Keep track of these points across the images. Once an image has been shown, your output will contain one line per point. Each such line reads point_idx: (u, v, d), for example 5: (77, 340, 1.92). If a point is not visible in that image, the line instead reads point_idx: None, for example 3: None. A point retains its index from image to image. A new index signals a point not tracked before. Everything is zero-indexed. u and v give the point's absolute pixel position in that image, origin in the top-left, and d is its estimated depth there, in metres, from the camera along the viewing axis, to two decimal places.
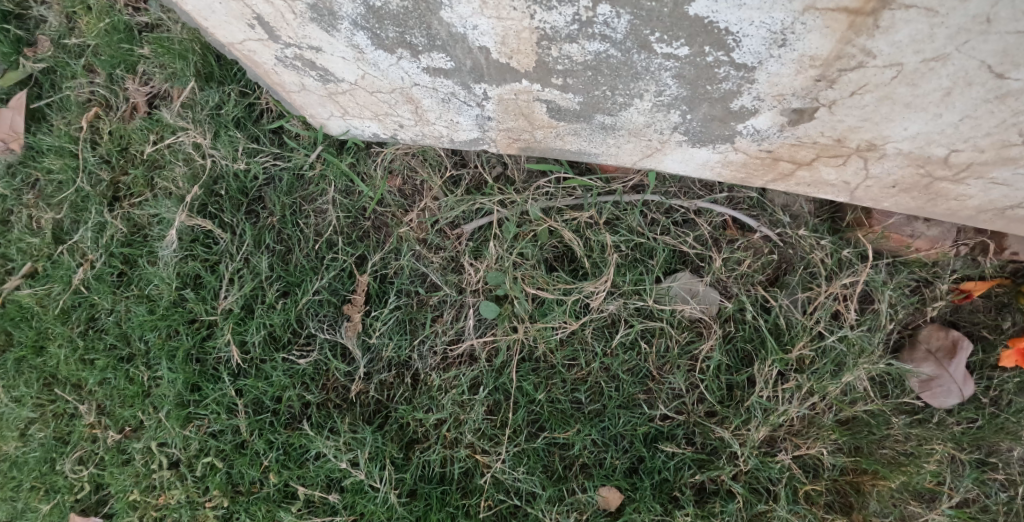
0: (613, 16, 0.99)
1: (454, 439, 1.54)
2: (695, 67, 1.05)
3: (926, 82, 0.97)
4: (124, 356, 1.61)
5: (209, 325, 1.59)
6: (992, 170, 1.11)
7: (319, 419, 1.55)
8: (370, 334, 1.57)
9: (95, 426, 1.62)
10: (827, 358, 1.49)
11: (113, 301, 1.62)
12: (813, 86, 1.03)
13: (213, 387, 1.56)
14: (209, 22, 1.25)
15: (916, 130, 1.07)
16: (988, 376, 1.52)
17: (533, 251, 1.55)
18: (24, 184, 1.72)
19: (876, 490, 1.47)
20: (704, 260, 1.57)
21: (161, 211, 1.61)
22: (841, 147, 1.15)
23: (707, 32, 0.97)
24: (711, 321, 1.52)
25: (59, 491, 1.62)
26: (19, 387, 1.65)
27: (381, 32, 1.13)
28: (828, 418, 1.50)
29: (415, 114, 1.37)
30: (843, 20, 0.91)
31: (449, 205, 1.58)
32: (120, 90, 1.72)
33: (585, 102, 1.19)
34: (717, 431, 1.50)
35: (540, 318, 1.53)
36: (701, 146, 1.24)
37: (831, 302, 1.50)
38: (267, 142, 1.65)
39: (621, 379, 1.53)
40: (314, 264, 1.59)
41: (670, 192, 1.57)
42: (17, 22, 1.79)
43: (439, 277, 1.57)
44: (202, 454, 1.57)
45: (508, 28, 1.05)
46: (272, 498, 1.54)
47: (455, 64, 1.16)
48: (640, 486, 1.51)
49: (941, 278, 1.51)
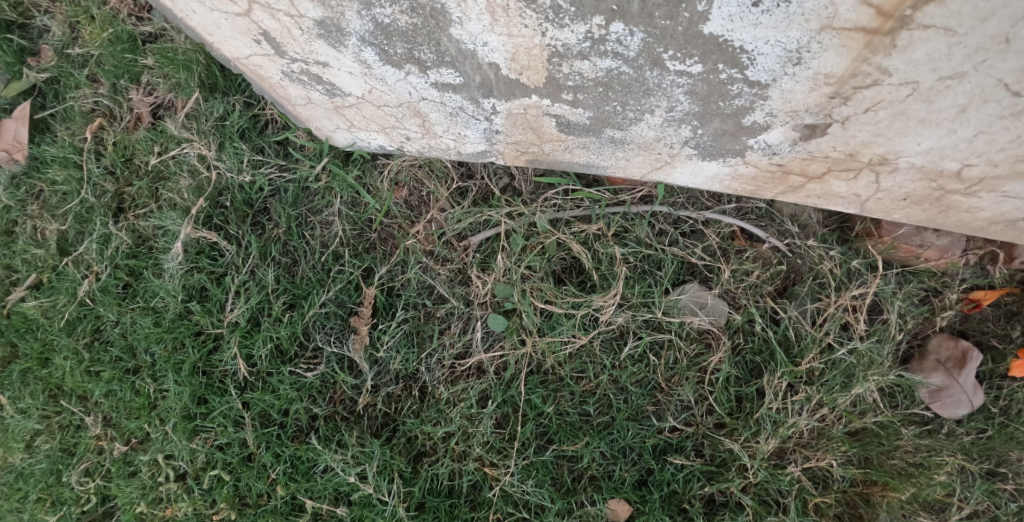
0: (626, 34, 0.98)
1: (462, 452, 1.54)
2: (707, 84, 1.04)
3: (941, 99, 0.96)
4: (130, 368, 1.61)
5: (215, 338, 1.59)
6: (1005, 184, 1.10)
7: (327, 432, 1.55)
8: (377, 347, 1.56)
9: (101, 438, 1.61)
10: (837, 369, 1.48)
11: (118, 313, 1.61)
12: (827, 102, 1.02)
13: (220, 400, 1.55)
14: (214, 37, 1.25)
15: (929, 145, 1.06)
16: (998, 386, 1.51)
17: (541, 264, 1.54)
18: (28, 195, 1.71)
19: (886, 501, 1.46)
20: (712, 271, 1.56)
21: (166, 223, 1.60)
22: (852, 161, 1.14)
23: (721, 50, 0.97)
24: (720, 332, 1.52)
25: (65, 503, 1.61)
26: (24, 398, 1.64)
27: (390, 48, 1.12)
28: (838, 430, 1.49)
29: (423, 128, 1.37)
30: (860, 39, 0.90)
31: (456, 217, 1.58)
32: (124, 100, 1.71)
33: (595, 116, 1.18)
34: (727, 443, 1.49)
35: (548, 330, 1.53)
36: (711, 160, 1.24)
37: (841, 313, 1.48)
38: (272, 153, 1.64)
39: (629, 391, 1.52)
40: (320, 276, 1.58)
41: (677, 203, 1.56)
42: (20, 32, 1.78)
43: (447, 289, 1.56)
44: (209, 467, 1.56)
45: (519, 45, 1.04)
46: (279, 510, 1.54)
47: (465, 80, 1.16)
48: (649, 499, 1.50)
49: (950, 287, 1.49)
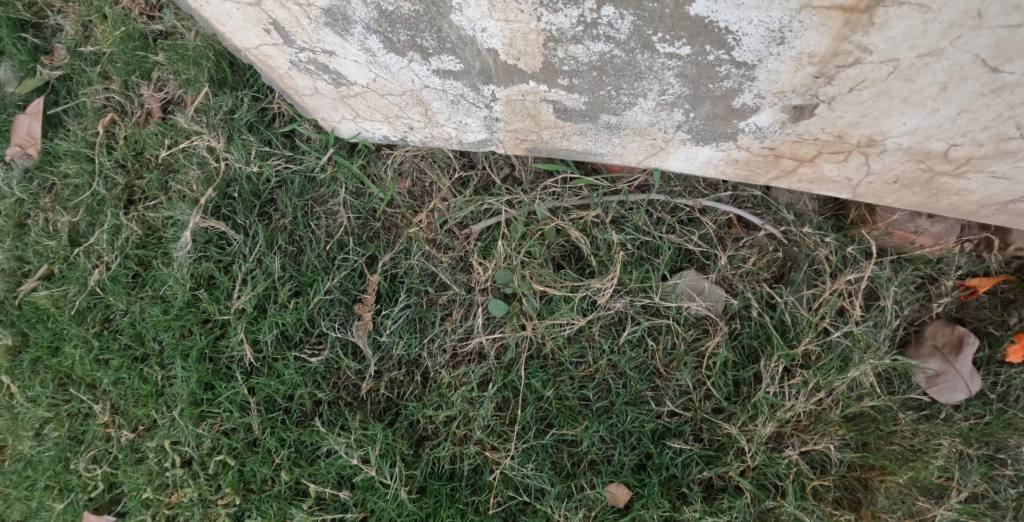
0: (617, 17, 1.01)
1: (463, 436, 1.57)
2: (697, 66, 1.08)
3: (922, 77, 0.99)
4: (138, 356, 1.64)
5: (222, 325, 1.62)
6: (992, 164, 1.13)
7: (331, 417, 1.58)
8: (380, 332, 1.59)
9: (109, 425, 1.64)
10: (832, 353, 1.50)
11: (127, 303, 1.64)
12: (813, 82, 1.05)
13: (226, 385, 1.59)
14: (226, 27, 1.28)
15: (914, 125, 1.09)
16: (995, 372, 1.52)
17: (541, 250, 1.57)
18: (40, 189, 1.76)
19: (884, 486, 1.47)
20: (709, 258, 1.59)
21: (176, 213, 1.64)
22: (841, 143, 1.17)
23: (707, 31, 1.00)
24: (716, 318, 1.54)
25: (73, 490, 1.65)
26: (34, 387, 1.68)
27: (393, 35, 1.16)
28: (835, 414, 1.50)
29: (425, 117, 1.40)
30: (839, 18, 0.93)
31: (459, 206, 1.61)
32: (135, 96, 1.75)
33: (591, 102, 1.22)
34: (724, 427, 1.51)
35: (548, 315, 1.56)
36: (705, 144, 1.27)
37: (836, 299, 1.51)
38: (280, 145, 1.68)
39: (628, 376, 1.55)
40: (326, 264, 1.62)
41: (675, 191, 1.59)
42: (34, 31, 1.84)
43: (449, 276, 1.60)
44: (215, 452, 1.59)
45: (516, 31, 1.08)
46: (283, 495, 1.56)
47: (465, 66, 1.20)
48: (648, 483, 1.53)
49: (946, 274, 1.51)
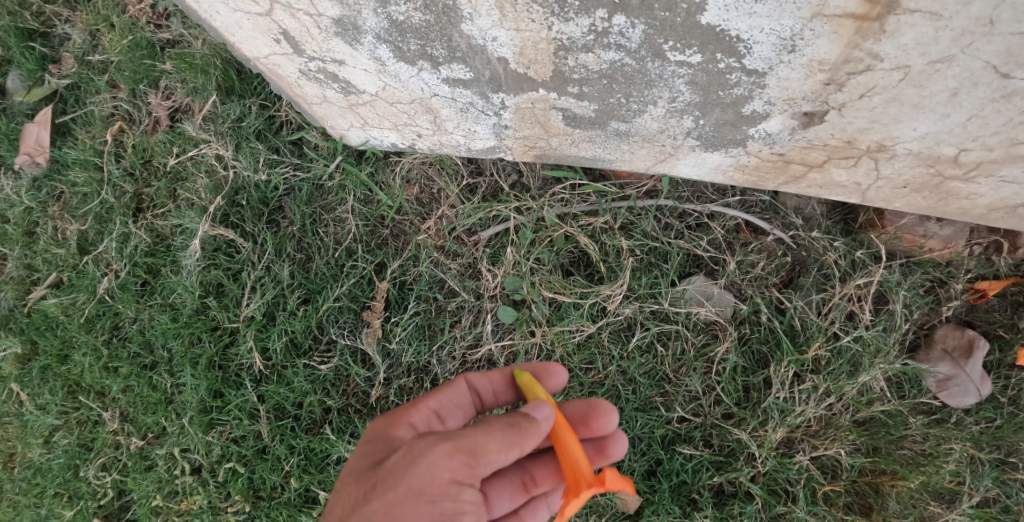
0: (628, 26, 1.01)
1: None
2: (707, 73, 1.08)
3: (933, 83, 0.99)
4: (147, 364, 1.64)
5: (232, 332, 1.62)
6: (1003, 168, 1.13)
7: (340, 424, 1.58)
8: (389, 339, 1.59)
9: (119, 433, 1.64)
10: (842, 358, 1.49)
11: (137, 310, 1.65)
12: (823, 89, 1.05)
13: (235, 393, 1.59)
14: (235, 37, 1.28)
15: (925, 130, 1.09)
16: (1006, 375, 1.51)
17: (549, 257, 1.58)
18: (49, 197, 1.76)
19: (894, 491, 1.46)
20: (718, 263, 1.59)
21: (184, 221, 1.64)
22: (851, 148, 1.17)
23: (718, 40, 1.00)
24: (725, 323, 1.54)
25: (82, 497, 1.65)
26: (44, 394, 1.68)
27: (403, 45, 1.16)
28: (845, 419, 1.50)
29: (433, 124, 1.41)
30: (850, 25, 0.93)
31: (467, 213, 1.61)
32: (143, 104, 1.76)
33: (600, 109, 1.22)
34: (734, 433, 1.51)
35: (557, 321, 1.56)
36: (713, 150, 1.27)
37: (846, 303, 1.50)
38: (287, 153, 1.68)
39: (637, 382, 1.55)
40: (335, 272, 1.62)
41: (683, 197, 1.59)
42: (42, 40, 1.85)
43: (458, 283, 1.60)
44: (224, 460, 1.59)
45: (526, 40, 1.08)
46: (293, 503, 1.57)
47: (474, 75, 1.20)
48: (658, 489, 1.53)
49: (955, 278, 1.51)
